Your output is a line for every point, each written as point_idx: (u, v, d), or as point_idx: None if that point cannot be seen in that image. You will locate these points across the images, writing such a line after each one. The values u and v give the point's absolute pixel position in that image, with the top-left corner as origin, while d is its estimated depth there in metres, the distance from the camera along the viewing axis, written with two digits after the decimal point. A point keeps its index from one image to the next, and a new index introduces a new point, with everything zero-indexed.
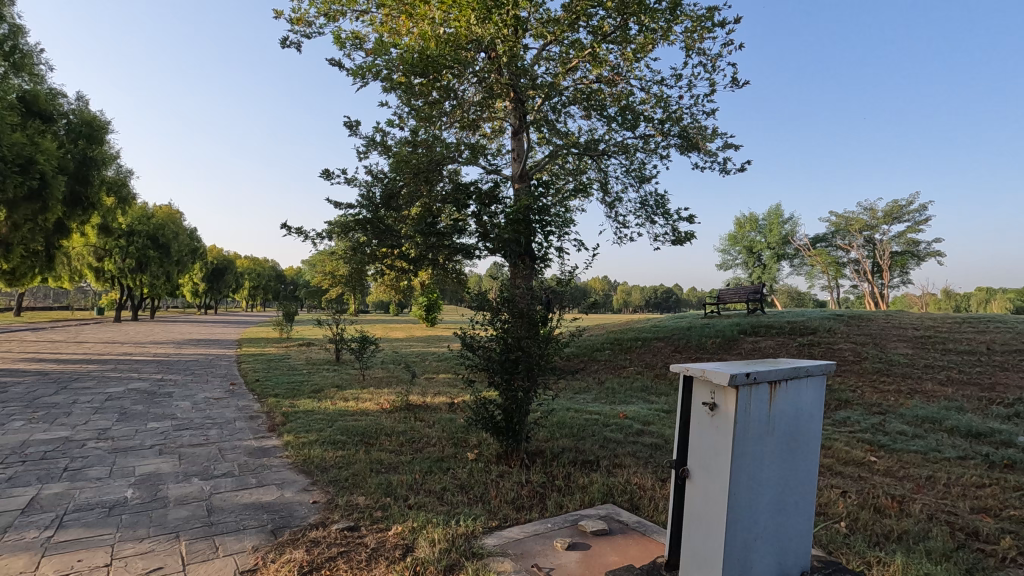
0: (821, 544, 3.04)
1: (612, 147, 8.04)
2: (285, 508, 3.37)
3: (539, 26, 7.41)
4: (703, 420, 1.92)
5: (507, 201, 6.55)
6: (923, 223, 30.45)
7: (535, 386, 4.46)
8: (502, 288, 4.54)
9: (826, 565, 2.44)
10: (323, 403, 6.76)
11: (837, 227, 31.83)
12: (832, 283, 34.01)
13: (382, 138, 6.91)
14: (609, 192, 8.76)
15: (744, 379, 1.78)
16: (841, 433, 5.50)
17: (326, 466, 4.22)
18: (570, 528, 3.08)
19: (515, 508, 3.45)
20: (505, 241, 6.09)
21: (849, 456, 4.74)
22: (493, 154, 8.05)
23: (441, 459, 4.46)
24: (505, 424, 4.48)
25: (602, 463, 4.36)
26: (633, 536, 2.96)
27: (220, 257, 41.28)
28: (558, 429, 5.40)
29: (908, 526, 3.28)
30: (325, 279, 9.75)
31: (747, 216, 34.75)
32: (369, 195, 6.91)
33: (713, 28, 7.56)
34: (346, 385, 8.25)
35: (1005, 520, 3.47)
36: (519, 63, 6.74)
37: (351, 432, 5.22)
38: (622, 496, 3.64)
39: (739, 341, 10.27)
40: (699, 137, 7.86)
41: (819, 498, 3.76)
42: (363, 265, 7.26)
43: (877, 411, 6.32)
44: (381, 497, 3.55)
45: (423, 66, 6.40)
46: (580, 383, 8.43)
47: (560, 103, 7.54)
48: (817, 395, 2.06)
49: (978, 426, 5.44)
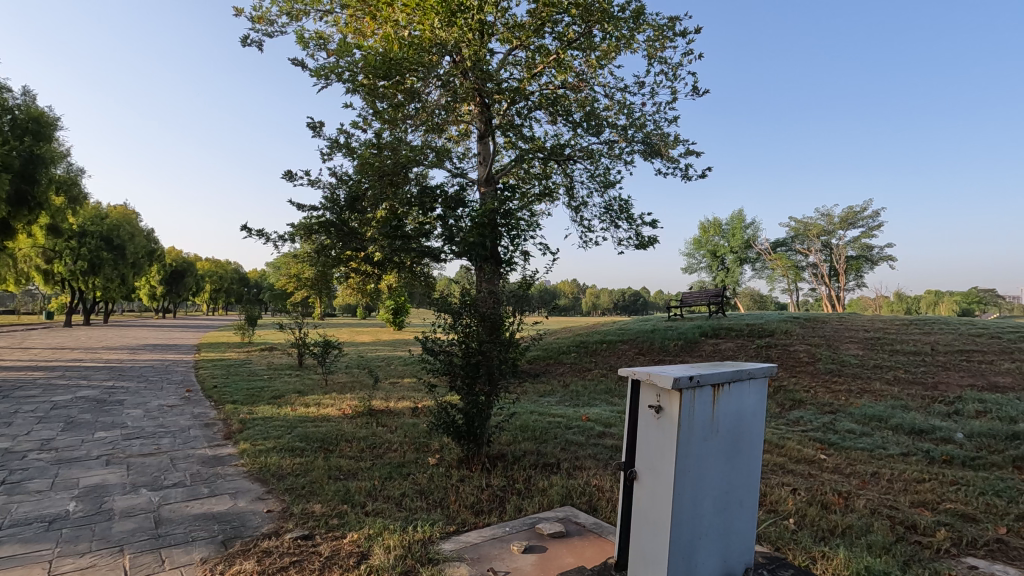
0: (770, 540, 3.13)
1: (577, 152, 8.14)
2: (237, 518, 3.29)
3: (505, 31, 7.46)
4: (650, 423, 1.97)
5: (473, 205, 6.56)
6: (876, 228, 31.76)
7: (496, 390, 4.49)
8: (464, 291, 4.55)
9: (770, 560, 2.52)
10: (282, 409, 6.62)
11: (796, 232, 32.92)
12: (792, 287, 35.13)
13: (345, 139, 6.82)
14: (574, 196, 8.86)
15: (688, 382, 1.84)
16: (794, 432, 5.69)
17: (282, 474, 4.14)
18: (527, 531, 3.10)
19: (474, 513, 3.45)
20: (470, 245, 6.11)
21: (801, 454, 4.91)
22: (459, 157, 8.06)
23: (402, 465, 4.44)
24: (466, 428, 4.47)
25: (562, 466, 4.40)
26: (589, 537, 3.00)
27: (179, 258, 39.99)
28: (521, 433, 5.42)
29: (852, 522, 3.41)
30: (290, 282, 9.57)
31: (711, 221, 35.54)
32: (333, 197, 6.78)
33: (675, 38, 7.76)
34: (307, 391, 8.08)
35: (941, 513, 3.65)
36: (484, 67, 6.79)
37: (310, 438, 5.13)
38: (581, 498, 3.68)
39: (700, 343, 10.53)
40: (662, 143, 8.03)
41: (771, 496, 3.88)
42: (328, 268, 7.18)
43: (828, 410, 6.55)
44: (338, 504, 3.50)
45: (387, 69, 6.36)
46: (546, 386, 8.47)
47: (526, 108, 7.63)
48: (759, 397, 2.14)
49: (921, 423, 5.71)
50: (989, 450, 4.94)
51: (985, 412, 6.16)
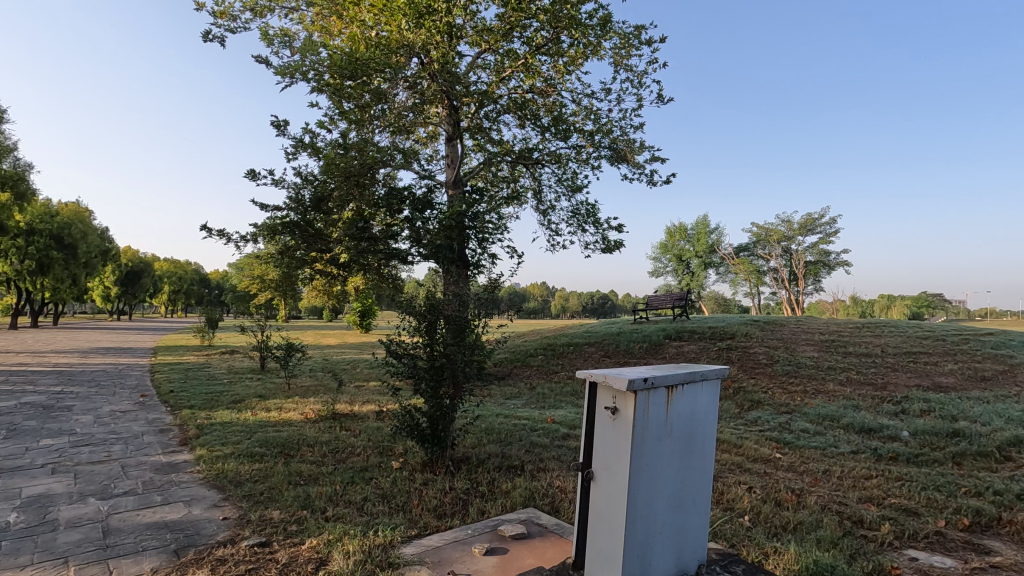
0: (726, 537, 3.23)
1: (545, 156, 8.22)
2: (191, 526, 3.21)
3: (474, 35, 7.48)
4: (606, 424, 2.01)
5: (441, 207, 6.62)
6: (834, 235, 32.95)
7: (461, 393, 4.50)
8: (428, 295, 4.54)
9: (723, 557, 2.59)
10: (242, 414, 6.45)
11: (758, 238, 33.86)
12: (754, 291, 36.08)
13: (311, 139, 6.73)
14: (542, 200, 8.96)
15: (642, 383, 1.89)
16: (751, 432, 5.86)
17: (240, 480, 4.04)
18: (490, 533, 3.11)
19: (436, 516, 3.45)
20: (438, 247, 6.11)
21: (758, 453, 5.06)
22: (427, 159, 8.03)
23: (365, 469, 4.39)
24: (431, 431, 4.46)
25: (526, 468, 4.43)
26: (551, 538, 3.03)
27: (135, 258, 38.52)
28: (486, 436, 5.42)
29: (803, 518, 3.54)
30: (253, 284, 9.34)
31: (677, 226, 36.16)
32: (298, 197, 6.62)
33: (640, 46, 7.93)
34: (268, 395, 7.89)
35: (886, 508, 3.82)
36: (453, 70, 6.81)
37: (270, 443, 5.03)
38: (544, 500, 3.72)
39: (664, 345, 10.73)
40: (628, 149, 8.17)
41: (728, 494, 3.99)
42: (293, 269, 7.05)
43: (784, 411, 6.76)
44: (297, 510, 3.44)
45: (353, 69, 6.26)
46: (513, 388, 8.49)
47: (495, 111, 7.68)
48: (712, 397, 2.20)
49: (870, 422, 5.96)
50: (931, 447, 5.19)
51: (929, 411, 6.47)
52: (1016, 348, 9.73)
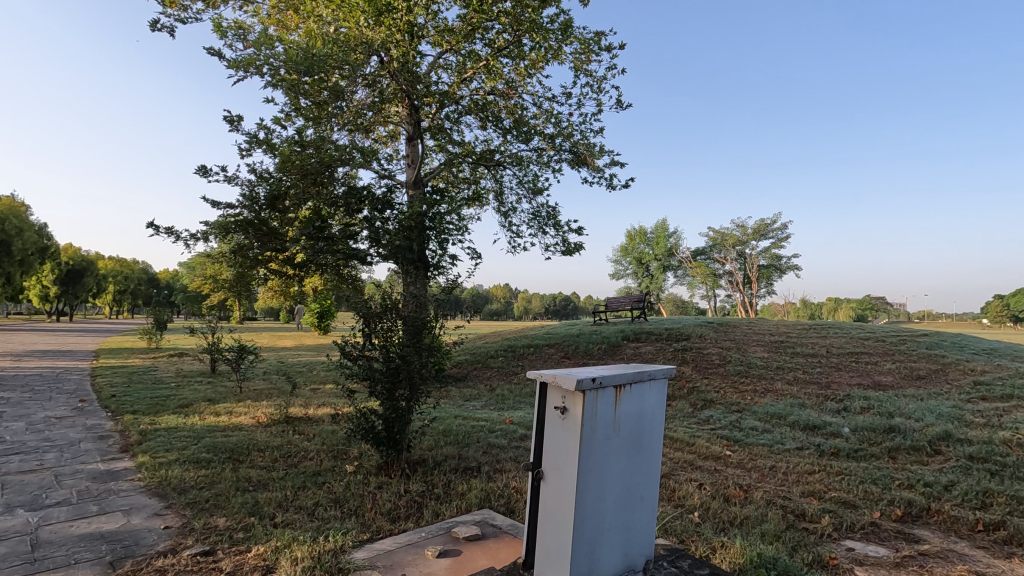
0: (676, 533, 3.30)
1: (506, 158, 8.28)
2: (129, 536, 3.06)
3: (435, 35, 7.48)
4: (555, 423, 2.03)
5: (401, 207, 6.56)
6: (785, 240, 34.26)
7: (417, 395, 4.47)
8: (384, 295, 4.47)
9: (670, 552, 2.65)
10: (189, 419, 6.20)
11: (714, 242, 34.86)
12: (710, 293, 37.12)
13: (265, 135, 6.59)
14: (504, 202, 9.01)
15: (591, 383, 1.92)
16: (703, 431, 6.02)
17: (184, 488, 3.89)
18: (443, 536, 3.09)
19: (390, 520, 3.40)
20: (396, 248, 6.03)
21: (709, 451, 5.21)
22: (386, 159, 7.96)
23: (318, 473, 4.30)
24: (386, 434, 4.39)
25: (483, 470, 4.43)
26: (505, 538, 3.04)
27: (76, 256, 36.51)
28: (443, 437, 5.40)
29: (749, 513, 3.66)
30: (204, 284, 9.03)
31: (637, 229, 36.82)
32: (252, 194, 6.41)
33: (600, 52, 8.08)
34: (218, 399, 7.63)
35: (827, 501, 3.99)
36: (413, 70, 6.80)
37: (218, 449, 4.87)
38: (499, 501, 3.72)
39: (622, 346, 10.91)
40: (588, 153, 8.29)
41: (679, 491, 4.09)
42: (246, 269, 6.83)
43: (735, 409, 6.98)
44: (244, 517, 3.34)
45: (309, 65, 6.08)
46: (472, 390, 8.46)
47: (456, 112, 7.69)
48: (659, 396, 2.26)
49: (814, 419, 6.22)
50: (870, 443, 5.45)
51: (868, 408, 6.80)
52: (947, 348, 10.36)
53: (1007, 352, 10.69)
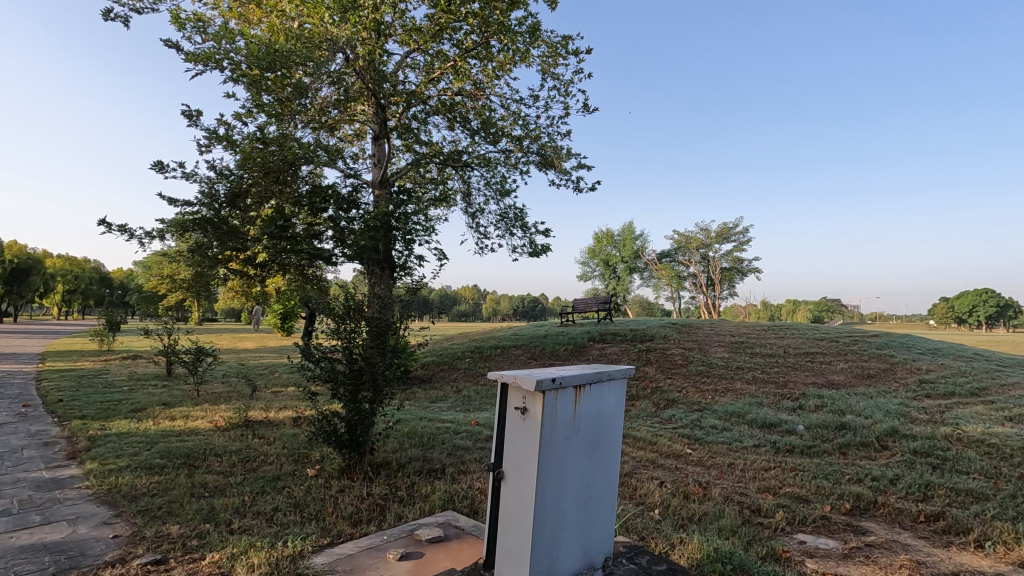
0: (636, 531, 3.36)
1: (474, 159, 8.29)
2: (75, 546, 2.94)
3: (402, 34, 7.44)
4: (515, 424, 2.05)
5: (366, 207, 6.52)
6: (746, 244, 35.24)
7: (380, 397, 4.41)
8: (347, 296, 4.39)
9: (629, 549, 2.70)
10: (142, 424, 5.98)
11: (679, 245, 35.62)
12: (675, 295, 37.82)
13: (226, 131, 6.43)
14: (471, 203, 9.03)
15: (550, 383, 1.94)
16: (666, 430, 6.14)
17: (135, 495, 3.75)
18: (405, 538, 3.07)
19: (351, 524, 3.36)
20: (362, 248, 5.99)
21: (670, 449, 5.32)
22: (352, 158, 7.88)
23: (278, 478, 4.22)
24: (349, 436, 4.32)
25: (447, 471, 4.42)
26: (467, 540, 3.04)
27: (21, 254, 34.69)
28: (407, 439, 5.36)
29: (707, 509, 3.76)
30: (161, 284, 8.74)
31: (604, 231, 37.23)
32: (211, 191, 6.19)
33: (567, 56, 8.17)
34: (174, 403, 7.39)
35: (781, 496, 4.13)
36: (379, 69, 6.75)
37: (173, 454, 4.71)
38: (463, 503, 3.72)
39: (588, 347, 11.03)
40: (555, 155, 8.36)
41: (641, 489, 4.16)
42: (205, 269, 6.63)
43: (696, 408, 7.16)
44: (199, 524, 3.25)
45: (271, 61, 5.95)
46: (438, 391, 8.41)
47: (423, 112, 7.68)
48: (618, 396, 2.30)
49: (771, 417, 6.42)
50: (823, 439, 5.67)
51: (822, 406, 7.06)
52: (896, 348, 10.84)
53: (950, 351, 11.25)
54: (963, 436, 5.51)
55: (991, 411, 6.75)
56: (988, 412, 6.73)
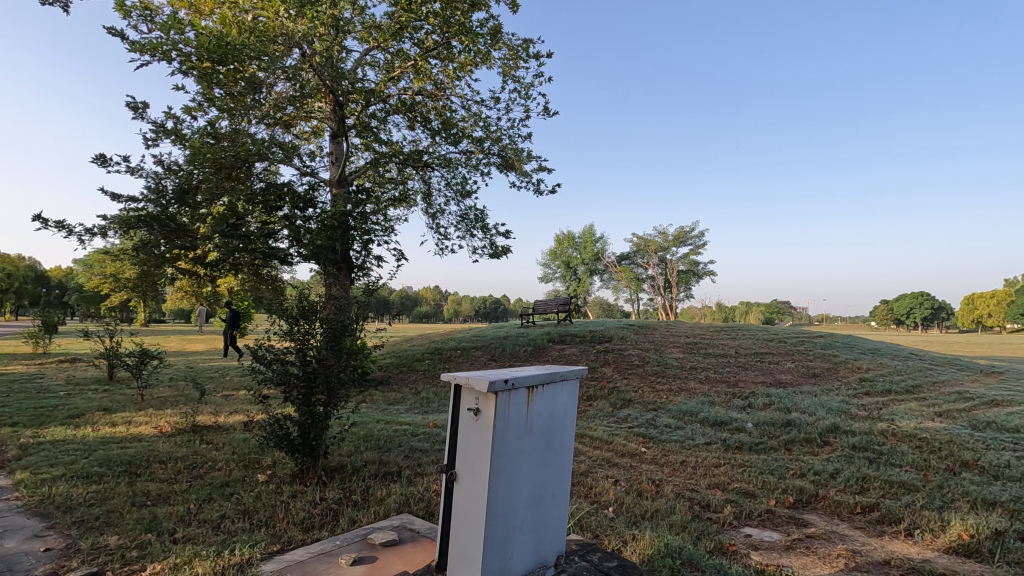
0: (590, 529, 3.42)
1: (435, 160, 8.26)
2: (2, 562, 2.76)
3: (362, 31, 7.36)
4: (469, 424, 2.06)
5: (323, 207, 6.41)
6: (701, 247, 36.27)
7: (335, 400, 4.32)
8: (301, 297, 4.29)
9: (581, 547, 2.75)
10: (79, 431, 5.68)
11: (638, 247, 36.35)
12: (634, 296, 38.57)
13: (174, 125, 6.20)
14: (432, 204, 8.98)
15: (503, 384, 1.96)
16: (621, 429, 6.26)
17: (71, 505, 3.56)
18: (359, 543, 3.03)
19: (303, 529, 3.29)
20: (319, 248, 5.95)
21: (625, 448, 5.43)
22: (309, 155, 7.73)
23: (226, 484, 4.09)
24: (302, 440, 4.22)
25: (404, 473, 4.38)
26: (422, 542, 3.03)
27: None
28: (363, 442, 5.28)
29: (659, 506, 3.86)
30: (104, 283, 8.33)
31: (566, 233, 37.56)
32: (158, 187, 5.98)
33: (528, 59, 8.24)
34: (115, 408, 7.04)
35: (730, 492, 4.28)
36: (337, 66, 6.64)
37: (113, 462, 4.50)
38: (418, 505, 3.70)
39: (548, 348, 11.13)
40: (516, 157, 8.40)
41: (595, 488, 4.23)
42: (150, 267, 6.36)
43: (651, 407, 7.33)
44: (140, 534, 3.11)
45: (223, 54, 5.76)
46: (396, 393, 8.32)
47: (382, 111, 7.61)
48: (570, 396, 2.35)
49: (722, 416, 6.64)
50: (770, 436, 5.89)
51: (770, 404, 7.35)
52: (839, 348, 11.38)
53: (888, 351, 11.89)
54: (897, 431, 5.84)
55: (922, 407, 7.17)
56: (919, 408, 7.15)
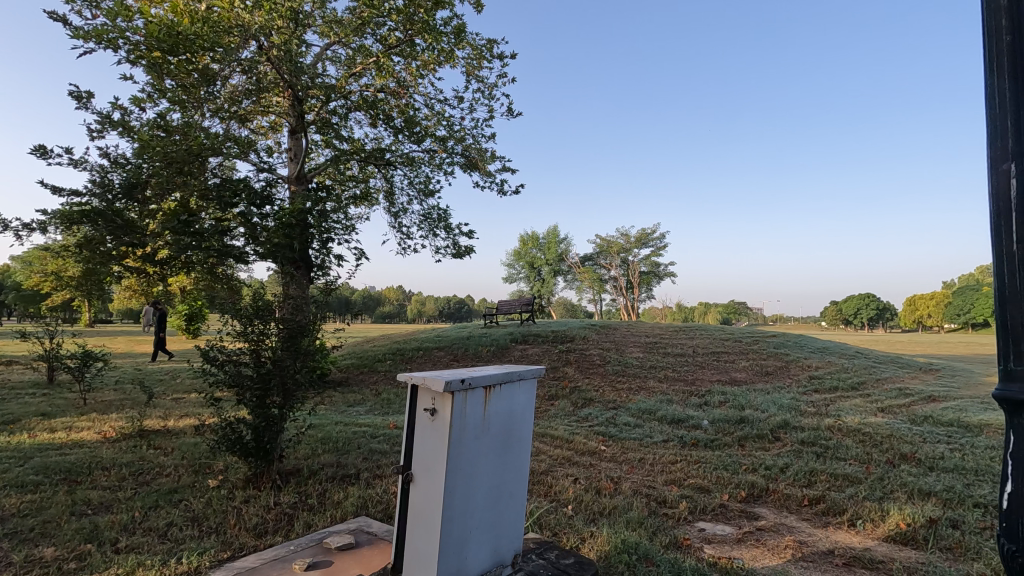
0: (549, 527, 3.45)
1: (397, 158, 8.17)
2: None
3: (322, 25, 7.23)
4: (425, 424, 2.04)
5: (280, 204, 6.25)
6: (662, 249, 37.02)
7: (290, 402, 4.21)
8: (257, 296, 4.17)
9: (538, 545, 2.77)
10: (14, 437, 5.36)
11: (601, 248, 36.84)
12: (597, 297, 39.06)
13: (121, 116, 5.93)
14: (394, 202, 8.87)
15: (459, 384, 1.95)
16: (582, 428, 6.34)
17: (2, 517, 3.36)
18: (314, 547, 2.96)
19: (255, 535, 3.19)
20: (276, 247, 5.82)
21: (585, 447, 5.50)
22: (266, 150, 7.54)
23: (174, 490, 3.93)
24: (255, 444, 4.10)
25: (362, 476, 4.32)
26: (379, 545, 2.99)
27: None
28: (320, 445, 5.17)
29: (617, 503, 3.92)
30: (43, 281, 7.89)
31: (530, 234, 37.70)
32: (104, 181, 5.69)
33: (492, 60, 8.25)
34: (55, 413, 6.67)
35: (685, 488, 4.38)
36: (296, 60, 6.50)
37: (51, 470, 4.27)
38: (377, 507, 3.65)
39: (510, 349, 11.15)
40: (479, 157, 8.38)
41: (555, 486, 4.27)
42: (94, 266, 5.91)
43: (611, 406, 7.44)
44: (79, 545, 2.96)
45: (174, 44, 5.54)
46: (356, 395, 8.18)
47: (343, 108, 7.49)
48: (528, 395, 2.36)
49: (679, 414, 6.80)
50: (724, 433, 6.06)
51: (725, 401, 7.57)
52: (791, 347, 11.81)
53: (836, 350, 12.41)
54: (842, 426, 6.10)
55: (867, 403, 7.52)
56: (863, 404, 7.50)
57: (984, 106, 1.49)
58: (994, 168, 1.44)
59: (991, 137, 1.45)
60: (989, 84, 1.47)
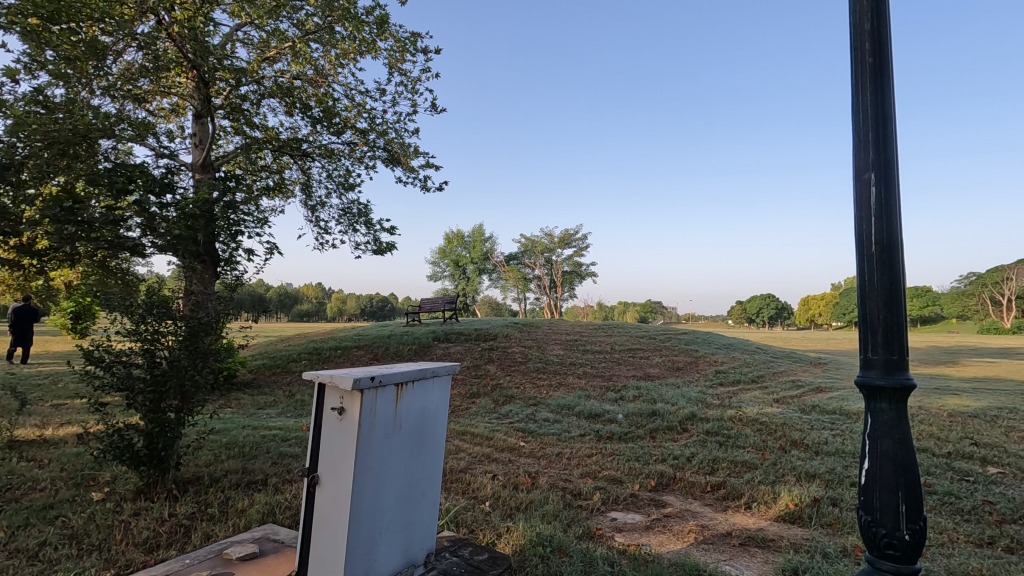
0: (465, 524, 3.44)
1: (315, 150, 7.84)
2: None
3: (232, 4, 6.81)
4: (333, 424, 1.96)
5: (182, 194, 5.81)
6: (585, 250, 38.15)
7: (190, 405, 3.92)
8: (151, 291, 3.84)
9: (453, 543, 2.75)
10: None
11: (525, 248, 37.39)
12: (522, 296, 39.55)
13: None
14: (312, 195, 8.50)
15: (369, 382, 1.90)
16: (502, 425, 6.38)
17: None
18: (212, 559, 2.77)
19: (145, 550, 2.94)
20: (176, 239, 5.36)
21: (505, 443, 5.54)
22: (166, 134, 6.97)
23: (49, 507, 3.53)
24: (148, 451, 3.76)
25: (270, 482, 4.10)
26: (285, 553, 2.84)
27: None
28: (225, 450, 4.86)
29: (534, 497, 3.98)
30: None
31: (455, 232, 37.52)
32: None
33: (416, 54, 8.13)
34: None
35: (599, 480, 4.53)
36: (202, 40, 6.06)
37: None
38: (284, 514, 3.49)
39: (432, 347, 11.03)
40: (402, 152, 8.21)
41: (473, 483, 4.27)
42: None
43: (532, 403, 7.55)
44: None
45: (55, 11, 4.95)
46: (267, 396, 7.76)
47: (255, 93, 7.08)
48: (440, 393, 2.35)
49: (596, 409, 7.02)
50: (637, 426, 6.32)
51: (639, 396, 7.91)
52: (699, 343, 12.56)
53: (740, 346, 13.35)
54: (742, 417, 6.56)
55: (764, 395, 8.14)
56: (761, 396, 8.10)
57: (852, 119, 1.68)
58: (858, 176, 1.64)
59: (857, 147, 1.64)
60: (856, 99, 1.67)
